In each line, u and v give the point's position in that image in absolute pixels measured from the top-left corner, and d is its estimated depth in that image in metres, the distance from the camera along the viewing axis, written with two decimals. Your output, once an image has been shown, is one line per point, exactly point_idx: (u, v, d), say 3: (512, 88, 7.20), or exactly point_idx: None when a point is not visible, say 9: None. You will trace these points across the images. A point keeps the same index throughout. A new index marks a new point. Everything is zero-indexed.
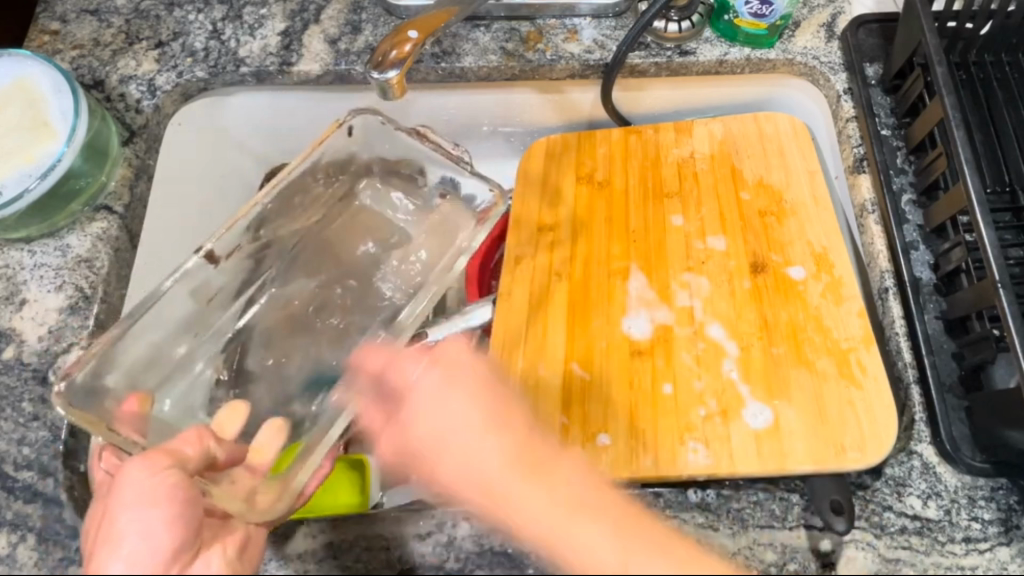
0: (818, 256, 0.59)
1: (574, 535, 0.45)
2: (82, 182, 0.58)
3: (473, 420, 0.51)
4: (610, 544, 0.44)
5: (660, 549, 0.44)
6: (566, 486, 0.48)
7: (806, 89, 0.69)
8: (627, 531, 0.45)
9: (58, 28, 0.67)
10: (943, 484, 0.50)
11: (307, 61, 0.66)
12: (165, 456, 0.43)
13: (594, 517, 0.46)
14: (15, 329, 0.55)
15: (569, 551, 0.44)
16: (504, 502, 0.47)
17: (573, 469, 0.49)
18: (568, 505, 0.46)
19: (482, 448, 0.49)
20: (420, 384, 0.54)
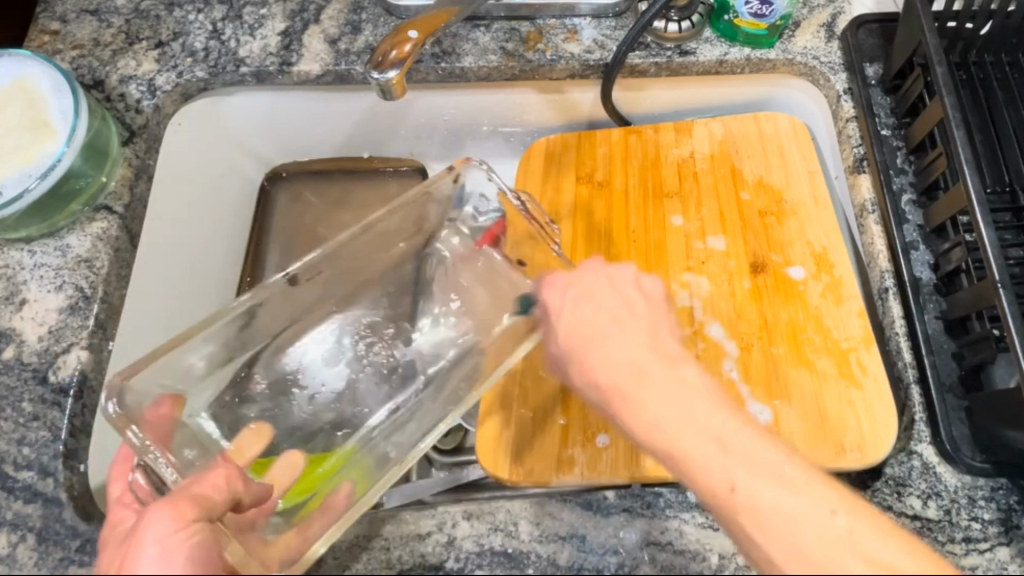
0: (818, 256, 0.59)
1: (691, 435, 0.38)
2: (82, 182, 0.58)
3: (609, 311, 0.46)
4: (723, 457, 0.37)
5: (783, 471, 0.36)
6: (696, 391, 0.40)
7: (806, 89, 0.69)
8: (752, 445, 0.37)
9: (59, 28, 0.67)
10: (944, 484, 0.50)
11: (307, 61, 0.66)
12: (190, 504, 0.36)
13: (717, 436, 0.38)
14: (16, 329, 0.55)
15: (680, 444, 0.38)
16: (633, 385, 0.42)
17: (694, 379, 0.41)
18: (695, 412, 0.39)
19: (604, 334, 0.45)
20: (594, 276, 0.48)
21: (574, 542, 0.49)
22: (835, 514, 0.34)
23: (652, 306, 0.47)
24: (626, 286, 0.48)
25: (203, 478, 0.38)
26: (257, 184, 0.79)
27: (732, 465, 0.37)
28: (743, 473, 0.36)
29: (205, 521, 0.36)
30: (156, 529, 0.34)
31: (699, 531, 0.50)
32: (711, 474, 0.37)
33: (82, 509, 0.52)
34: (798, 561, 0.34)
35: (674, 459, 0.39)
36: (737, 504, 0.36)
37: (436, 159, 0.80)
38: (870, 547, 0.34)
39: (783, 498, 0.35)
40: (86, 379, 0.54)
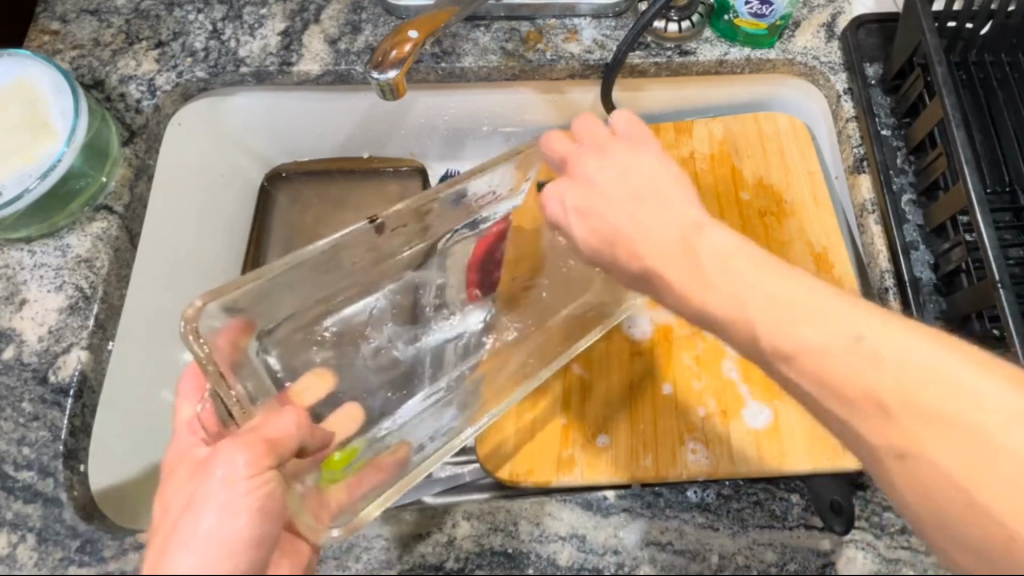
0: (818, 256, 0.59)
1: (747, 302, 0.36)
2: (82, 182, 0.58)
3: (618, 201, 0.41)
4: (786, 319, 0.35)
5: (840, 308, 0.35)
6: (724, 265, 0.37)
7: (805, 89, 0.69)
8: (799, 295, 0.36)
9: (59, 28, 0.67)
10: None
11: (307, 61, 0.66)
12: (264, 450, 0.38)
13: (772, 295, 0.36)
14: (16, 329, 0.55)
15: (740, 313, 0.36)
16: (681, 273, 0.38)
17: (723, 242, 0.38)
18: (743, 282, 0.37)
19: (622, 228, 0.41)
20: (593, 169, 0.43)
21: (574, 542, 0.49)
22: (886, 331, 0.34)
23: (655, 168, 0.42)
24: (626, 170, 0.43)
25: (276, 419, 0.39)
26: (257, 184, 0.79)
27: (794, 322, 0.35)
28: (805, 329, 0.35)
29: (275, 466, 0.38)
30: (226, 470, 0.36)
31: (699, 531, 0.50)
32: (780, 342, 0.35)
33: (82, 509, 0.52)
34: (874, 401, 0.34)
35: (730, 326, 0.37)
36: (804, 358, 0.35)
37: (436, 159, 0.80)
38: (927, 359, 0.34)
39: (832, 331, 0.35)
40: (86, 379, 0.55)
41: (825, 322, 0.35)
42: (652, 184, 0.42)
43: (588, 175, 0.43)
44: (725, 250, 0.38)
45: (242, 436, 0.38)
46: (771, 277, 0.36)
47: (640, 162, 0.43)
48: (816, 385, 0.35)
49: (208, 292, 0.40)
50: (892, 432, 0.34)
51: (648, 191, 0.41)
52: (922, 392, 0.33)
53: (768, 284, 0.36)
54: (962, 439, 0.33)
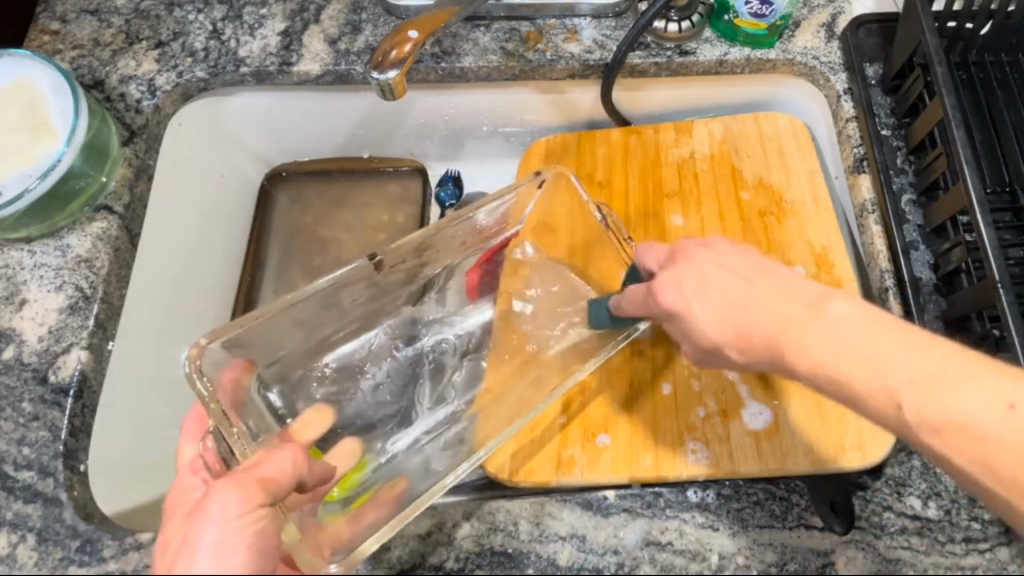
0: (818, 256, 0.59)
1: (861, 380, 0.39)
2: (82, 182, 0.58)
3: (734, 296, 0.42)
4: (902, 388, 0.38)
5: (950, 379, 0.38)
6: (831, 346, 0.39)
7: (805, 89, 0.69)
8: (907, 359, 0.38)
9: (59, 28, 0.67)
10: (943, 484, 0.51)
11: (307, 61, 0.66)
12: (258, 488, 0.37)
13: (877, 354, 0.39)
14: (16, 329, 0.55)
15: (848, 387, 0.39)
16: (791, 339, 0.40)
17: (844, 313, 0.40)
18: (859, 359, 0.39)
19: (742, 303, 0.42)
20: (694, 271, 0.44)
21: (574, 542, 0.49)
22: (950, 360, 0.38)
23: (710, 230, 0.46)
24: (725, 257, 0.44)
25: (272, 457, 0.40)
26: (257, 184, 0.79)
27: (908, 397, 0.38)
28: (959, 398, 0.37)
29: (269, 503, 0.38)
30: (221, 510, 0.35)
31: (699, 531, 0.50)
32: (899, 408, 0.38)
33: (82, 509, 0.52)
34: (996, 463, 0.38)
35: (835, 383, 0.40)
36: (938, 425, 0.38)
37: (436, 159, 0.80)
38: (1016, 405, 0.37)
39: (904, 361, 0.38)
40: (86, 379, 0.55)
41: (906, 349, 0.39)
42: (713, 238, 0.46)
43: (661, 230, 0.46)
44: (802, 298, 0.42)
45: (236, 475, 0.37)
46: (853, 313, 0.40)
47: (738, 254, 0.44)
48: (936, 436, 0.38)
49: (208, 334, 0.46)
50: (971, 451, 0.38)
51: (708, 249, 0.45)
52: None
53: (847, 320, 0.40)
54: (1006, 446, 0.37)
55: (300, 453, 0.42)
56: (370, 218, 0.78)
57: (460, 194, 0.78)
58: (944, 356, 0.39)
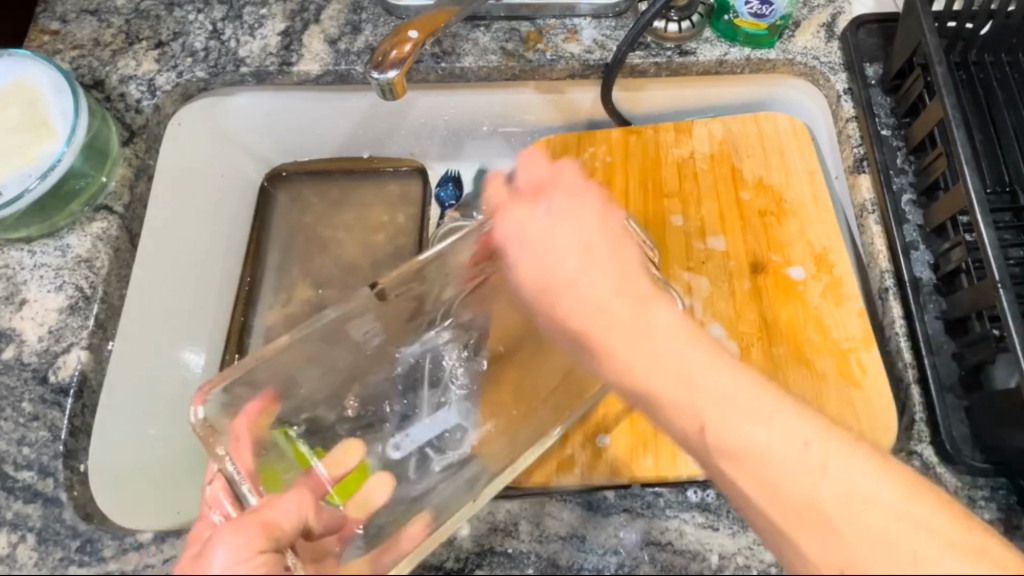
0: (818, 256, 0.59)
1: (655, 377, 0.37)
2: (82, 182, 0.58)
3: (569, 263, 0.42)
4: (693, 397, 0.36)
5: (753, 413, 0.35)
6: (636, 340, 0.38)
7: (805, 89, 0.69)
8: (732, 389, 0.36)
9: (58, 28, 0.67)
10: (944, 484, 0.50)
11: (307, 61, 0.66)
12: (259, 531, 0.37)
13: (686, 369, 0.37)
14: (16, 329, 0.55)
15: (643, 381, 0.38)
16: (599, 326, 0.40)
17: (667, 320, 0.39)
18: (652, 353, 0.38)
19: (555, 260, 0.42)
20: (539, 217, 0.44)
21: (574, 542, 0.49)
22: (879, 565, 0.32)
23: (603, 300, 0.40)
24: (610, 224, 0.44)
25: (278, 503, 0.39)
26: (257, 184, 0.79)
27: (705, 403, 0.36)
28: (750, 424, 0.35)
29: (274, 548, 0.37)
30: (226, 554, 0.35)
31: (699, 531, 0.49)
32: (687, 415, 0.36)
33: (82, 509, 0.51)
34: (748, 484, 0.35)
35: (642, 395, 0.38)
36: (718, 439, 0.36)
37: (436, 159, 0.80)
38: (867, 496, 0.33)
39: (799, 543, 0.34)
40: (86, 379, 0.55)
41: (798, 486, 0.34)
42: (586, 281, 0.41)
43: (569, 337, 0.42)
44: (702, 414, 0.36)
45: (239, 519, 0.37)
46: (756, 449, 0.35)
47: (599, 228, 0.43)
48: (729, 464, 0.36)
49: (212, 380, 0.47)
50: None
51: (597, 324, 0.40)
52: (812, 491, 0.34)
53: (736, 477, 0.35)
54: None
55: (305, 498, 0.41)
56: (369, 218, 0.78)
57: (460, 194, 0.78)
58: (761, 391, 0.36)
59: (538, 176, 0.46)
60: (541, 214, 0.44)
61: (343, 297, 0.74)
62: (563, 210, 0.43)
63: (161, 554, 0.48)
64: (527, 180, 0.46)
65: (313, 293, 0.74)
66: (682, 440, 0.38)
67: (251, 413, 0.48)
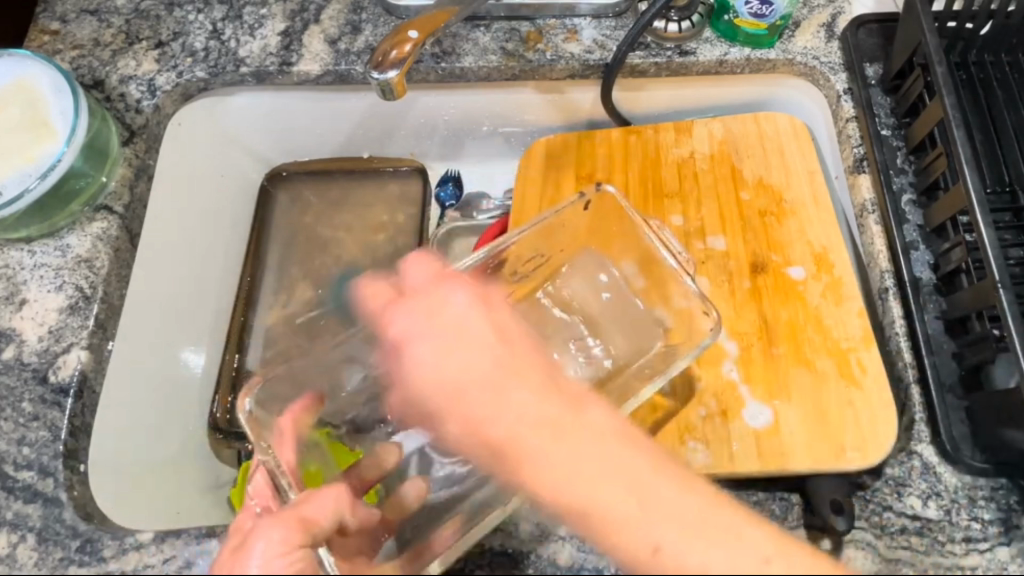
0: (818, 256, 0.59)
1: (601, 494, 0.36)
2: (82, 182, 0.58)
3: (474, 369, 0.40)
4: (641, 515, 0.36)
5: (691, 536, 0.35)
6: (561, 451, 0.37)
7: (805, 89, 0.69)
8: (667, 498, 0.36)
9: (59, 28, 0.67)
10: (943, 484, 0.50)
11: (307, 61, 0.66)
12: (299, 526, 0.37)
13: (635, 478, 0.36)
14: (15, 329, 0.55)
15: (572, 497, 0.36)
16: (524, 442, 0.38)
17: (598, 423, 0.39)
18: (562, 469, 0.37)
19: (469, 363, 0.40)
20: (450, 310, 0.42)
21: (574, 542, 0.49)
22: None
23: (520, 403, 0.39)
24: (501, 324, 0.43)
25: (317, 498, 0.39)
26: (257, 184, 0.78)
27: (652, 522, 0.35)
28: (707, 547, 0.35)
29: (310, 545, 0.37)
30: (264, 546, 0.35)
31: None
32: (638, 539, 0.35)
33: (82, 509, 0.51)
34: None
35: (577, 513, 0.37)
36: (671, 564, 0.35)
37: (436, 159, 0.80)
38: None
39: None
40: (86, 379, 0.55)
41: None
42: (520, 396, 0.39)
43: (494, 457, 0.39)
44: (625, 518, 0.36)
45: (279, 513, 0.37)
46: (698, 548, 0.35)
47: (510, 330, 0.43)
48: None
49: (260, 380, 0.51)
50: None
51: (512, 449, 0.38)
52: None
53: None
54: None
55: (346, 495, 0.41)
56: (369, 218, 0.78)
57: (460, 194, 0.78)
58: (714, 508, 0.36)
59: (423, 277, 0.45)
60: (455, 309, 0.43)
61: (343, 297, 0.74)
62: (459, 332, 0.41)
63: (161, 554, 0.48)
64: (425, 282, 0.45)
65: (313, 293, 0.74)
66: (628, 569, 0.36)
67: (295, 410, 0.50)
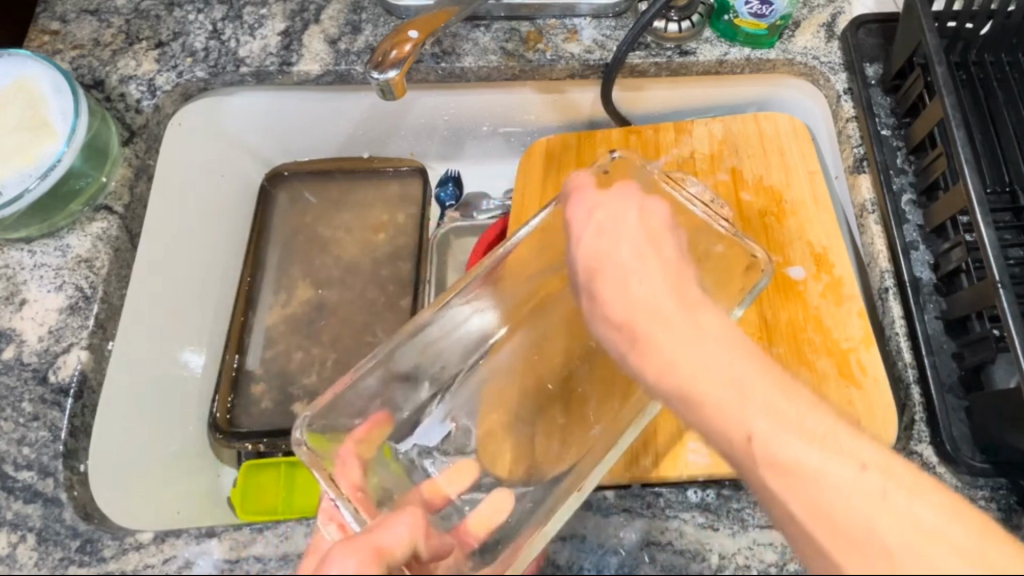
0: (818, 256, 0.59)
1: (635, 286, 0.39)
2: (82, 182, 0.58)
3: (633, 236, 0.42)
4: (664, 332, 0.36)
5: (794, 423, 0.32)
6: (723, 341, 0.35)
7: (806, 89, 0.69)
8: (803, 414, 0.33)
9: (59, 28, 0.67)
10: (944, 484, 0.50)
11: (307, 61, 0.66)
12: (372, 557, 0.34)
13: (682, 320, 0.36)
14: (15, 329, 0.55)
15: (685, 372, 0.35)
16: (625, 276, 0.40)
17: (712, 324, 0.36)
18: (730, 373, 0.34)
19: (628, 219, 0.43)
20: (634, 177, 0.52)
21: (574, 542, 0.49)
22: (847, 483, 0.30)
23: (617, 249, 0.41)
24: (651, 219, 0.44)
25: (391, 526, 0.36)
26: (257, 184, 0.78)
27: (753, 409, 0.32)
28: (812, 452, 0.31)
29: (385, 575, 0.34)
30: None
31: (698, 531, 0.49)
32: (733, 420, 0.33)
33: (82, 509, 0.52)
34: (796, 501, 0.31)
35: (675, 392, 0.35)
36: (765, 452, 0.32)
37: (436, 159, 0.80)
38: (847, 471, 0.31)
39: (818, 453, 0.31)
40: (86, 379, 0.55)
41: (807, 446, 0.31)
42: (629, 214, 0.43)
43: (587, 223, 0.43)
44: (702, 318, 0.36)
45: (351, 541, 0.34)
46: (744, 358, 0.34)
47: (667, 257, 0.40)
48: (775, 476, 0.32)
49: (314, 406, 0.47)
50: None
51: (651, 240, 0.42)
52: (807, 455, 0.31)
53: (725, 363, 0.34)
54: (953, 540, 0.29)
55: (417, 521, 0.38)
56: (369, 218, 0.77)
57: (460, 194, 0.79)
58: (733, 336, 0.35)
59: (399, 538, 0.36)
60: (394, 533, 0.36)
61: (343, 297, 0.74)
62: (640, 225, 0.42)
63: (161, 554, 0.48)
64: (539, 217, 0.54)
65: (313, 293, 0.74)
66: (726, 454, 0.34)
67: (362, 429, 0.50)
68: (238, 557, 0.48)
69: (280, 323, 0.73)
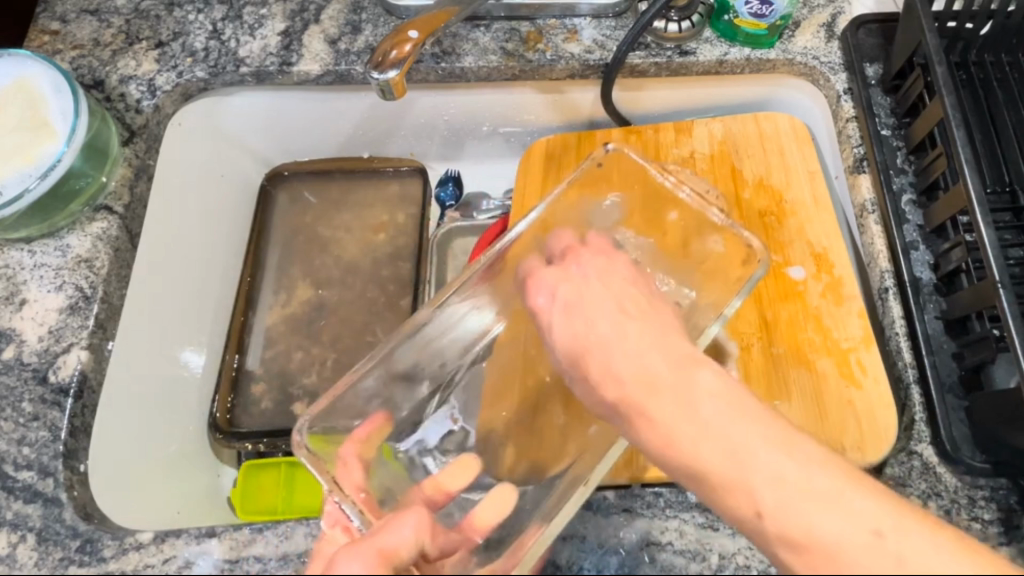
0: (818, 256, 0.59)
1: (620, 364, 0.38)
2: (82, 182, 0.58)
3: (622, 306, 0.41)
4: (668, 405, 0.35)
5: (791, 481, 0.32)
6: (712, 397, 0.35)
7: (806, 89, 0.69)
8: (805, 469, 0.32)
9: (59, 28, 0.67)
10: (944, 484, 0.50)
11: (308, 61, 0.66)
12: (377, 562, 0.34)
13: (677, 392, 0.35)
14: (15, 329, 0.55)
15: (687, 455, 0.34)
16: (618, 352, 0.38)
17: (709, 385, 0.35)
18: (695, 424, 0.35)
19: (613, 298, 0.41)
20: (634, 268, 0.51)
21: (574, 542, 0.48)
22: (859, 509, 0.31)
23: (605, 321, 0.40)
24: (613, 280, 0.44)
25: (396, 526, 0.36)
26: (257, 184, 0.78)
27: (759, 482, 0.32)
28: (816, 509, 0.31)
29: None
30: None
31: (698, 531, 0.49)
32: (743, 498, 0.33)
33: (82, 509, 0.52)
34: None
35: (687, 473, 0.35)
36: (775, 523, 0.32)
37: (436, 159, 0.80)
38: (849, 507, 0.31)
39: (822, 514, 0.31)
40: (86, 379, 0.55)
41: (812, 490, 0.32)
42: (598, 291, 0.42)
43: (593, 295, 0.42)
44: (702, 388, 0.35)
45: (355, 546, 0.35)
46: (751, 425, 0.34)
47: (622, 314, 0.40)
48: (792, 552, 0.32)
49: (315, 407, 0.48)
50: None
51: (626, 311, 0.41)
52: (820, 521, 0.31)
53: (737, 429, 0.34)
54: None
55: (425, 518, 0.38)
56: (369, 218, 0.77)
57: (460, 194, 0.79)
58: (739, 402, 0.35)
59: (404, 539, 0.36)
60: (398, 533, 0.36)
61: (343, 297, 0.74)
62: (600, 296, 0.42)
63: (161, 554, 0.48)
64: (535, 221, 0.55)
65: (313, 293, 0.74)
66: (742, 524, 0.34)
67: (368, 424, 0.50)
68: (238, 557, 0.48)
69: (280, 323, 0.73)
